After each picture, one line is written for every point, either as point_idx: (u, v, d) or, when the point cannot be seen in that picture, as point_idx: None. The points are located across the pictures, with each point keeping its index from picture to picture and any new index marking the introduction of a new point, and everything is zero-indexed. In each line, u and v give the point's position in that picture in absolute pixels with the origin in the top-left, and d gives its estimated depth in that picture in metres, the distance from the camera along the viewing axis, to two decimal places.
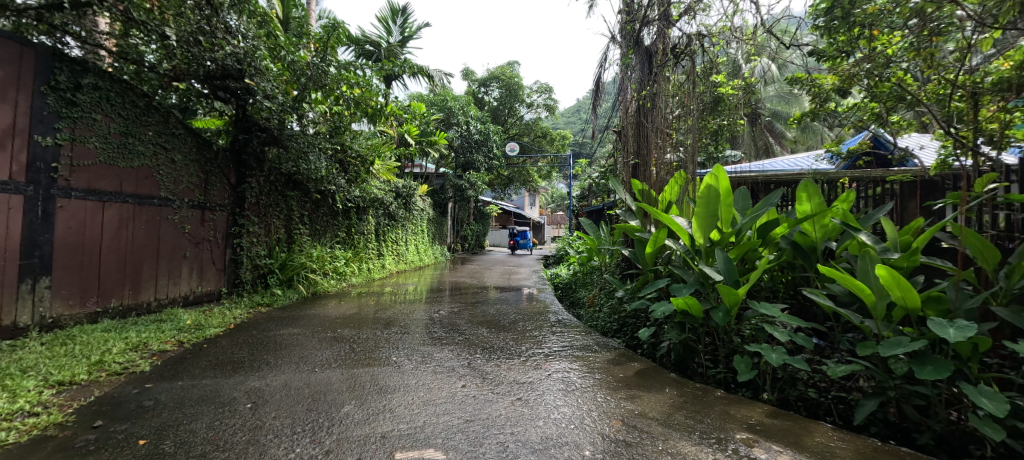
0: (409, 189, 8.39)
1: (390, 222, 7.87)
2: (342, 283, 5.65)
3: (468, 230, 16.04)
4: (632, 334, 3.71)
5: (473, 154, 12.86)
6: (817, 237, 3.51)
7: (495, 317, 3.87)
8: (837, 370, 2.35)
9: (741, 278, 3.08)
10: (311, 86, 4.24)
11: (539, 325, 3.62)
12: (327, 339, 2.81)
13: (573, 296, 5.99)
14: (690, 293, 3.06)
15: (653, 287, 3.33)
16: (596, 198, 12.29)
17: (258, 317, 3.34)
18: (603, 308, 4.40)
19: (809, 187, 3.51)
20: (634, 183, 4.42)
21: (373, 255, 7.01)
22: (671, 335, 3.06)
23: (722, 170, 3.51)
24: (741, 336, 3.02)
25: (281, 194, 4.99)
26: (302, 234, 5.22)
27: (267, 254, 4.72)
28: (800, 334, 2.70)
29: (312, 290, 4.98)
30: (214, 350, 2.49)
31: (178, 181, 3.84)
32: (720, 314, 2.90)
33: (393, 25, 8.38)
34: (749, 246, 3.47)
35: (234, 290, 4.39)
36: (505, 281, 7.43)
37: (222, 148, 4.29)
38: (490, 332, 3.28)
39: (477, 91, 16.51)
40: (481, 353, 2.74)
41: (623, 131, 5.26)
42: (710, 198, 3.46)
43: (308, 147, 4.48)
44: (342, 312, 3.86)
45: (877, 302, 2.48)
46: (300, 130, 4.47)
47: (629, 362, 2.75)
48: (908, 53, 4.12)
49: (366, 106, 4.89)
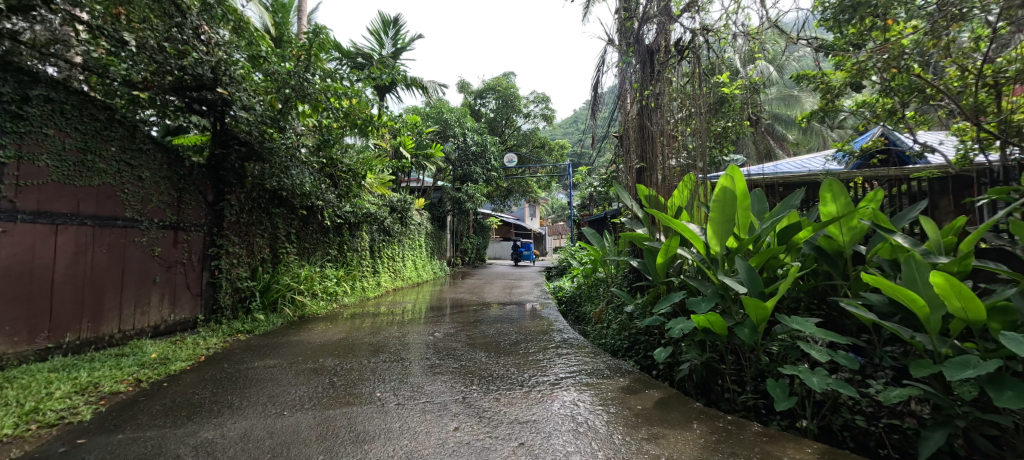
0: (405, 203, 8.13)
1: (385, 238, 7.60)
2: (333, 304, 5.38)
3: (468, 243, 15.75)
4: (645, 353, 3.42)
5: (471, 167, 12.66)
6: (844, 240, 3.29)
7: (494, 338, 3.57)
8: (892, 396, 2.19)
9: (766, 289, 2.81)
10: (294, 97, 4.04)
11: (543, 346, 3.31)
12: (305, 371, 2.52)
13: (577, 311, 5.69)
14: (710, 309, 2.79)
15: (668, 302, 3.05)
16: (597, 207, 12.03)
17: (234, 346, 3.06)
18: (611, 324, 4.10)
19: (834, 187, 3.28)
20: (639, 188, 4.13)
21: (368, 273, 6.74)
22: (691, 356, 2.78)
23: (737, 170, 3.22)
24: (770, 356, 2.75)
25: (266, 212, 4.73)
26: (288, 254, 4.95)
27: (249, 276, 4.44)
28: (841, 353, 2.45)
29: (300, 313, 4.70)
30: (173, 390, 2.19)
31: (146, 200, 3.58)
32: (747, 331, 2.63)
33: (385, 38, 8.21)
34: (771, 253, 3.21)
35: (212, 317, 4.10)
36: (506, 296, 7.13)
37: (199, 165, 4.04)
38: (488, 357, 2.97)
39: (474, 103, 16.39)
40: (478, 384, 2.43)
41: (624, 134, 5.01)
42: (726, 202, 3.19)
43: (292, 161, 4.25)
44: (330, 337, 3.57)
45: (932, 316, 2.31)
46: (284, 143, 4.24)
47: (646, 389, 2.46)
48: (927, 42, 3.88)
49: (354, 117, 4.68)
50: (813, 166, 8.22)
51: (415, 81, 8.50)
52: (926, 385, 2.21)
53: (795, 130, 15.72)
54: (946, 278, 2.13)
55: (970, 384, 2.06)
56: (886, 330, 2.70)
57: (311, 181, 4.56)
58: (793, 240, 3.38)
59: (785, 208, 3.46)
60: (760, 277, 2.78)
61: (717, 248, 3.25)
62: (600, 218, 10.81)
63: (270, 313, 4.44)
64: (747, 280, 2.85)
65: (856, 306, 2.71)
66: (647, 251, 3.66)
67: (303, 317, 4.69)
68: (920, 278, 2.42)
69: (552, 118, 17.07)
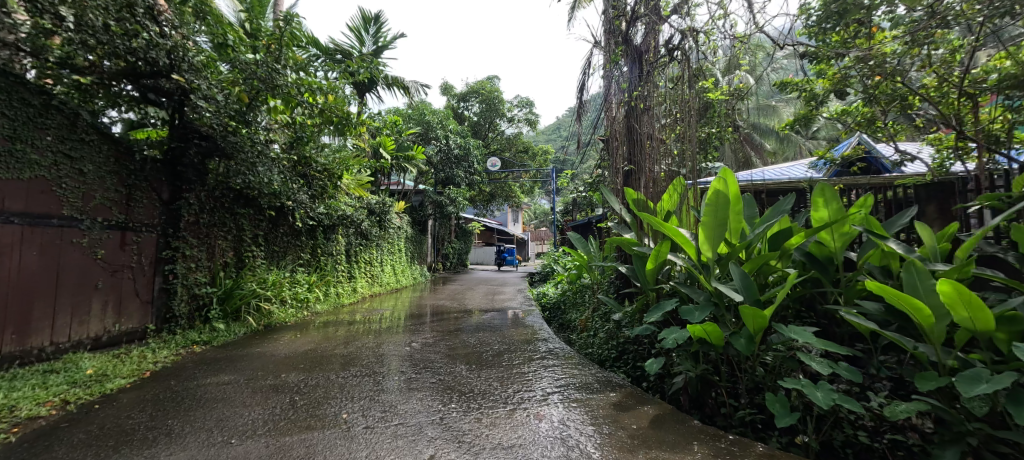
0: (384, 206, 7.85)
1: (362, 242, 7.29)
2: (304, 311, 5.07)
3: (450, 248, 15.45)
4: (634, 364, 3.24)
5: (453, 170, 12.47)
6: (836, 246, 3.20)
7: (476, 349, 3.34)
8: (898, 412, 2.05)
9: (761, 296, 2.67)
10: (262, 90, 3.78)
11: (527, 358, 3.11)
12: (263, 389, 2.27)
13: (562, 318, 5.50)
14: (704, 318, 2.63)
15: (659, 310, 2.89)
16: (580, 213, 11.94)
17: (187, 361, 2.77)
18: (597, 333, 3.92)
19: (826, 191, 3.18)
20: (627, 192, 3.99)
21: (343, 278, 6.42)
22: (685, 368, 2.61)
23: (730, 172, 3.09)
24: (767, 368, 2.59)
25: (230, 212, 4.41)
26: (255, 258, 4.64)
27: (209, 281, 4.12)
28: (842, 365, 2.32)
29: (265, 322, 4.39)
30: (104, 413, 1.91)
31: (88, 197, 3.25)
32: (743, 341, 2.48)
33: (365, 35, 7.95)
34: (765, 259, 3.08)
35: (165, 326, 3.75)
36: (488, 303, 6.91)
37: (154, 160, 3.72)
38: (469, 370, 2.75)
39: (457, 106, 16.18)
40: (457, 401, 2.21)
41: (611, 137, 4.88)
42: (718, 206, 3.05)
43: (254, 156, 3.94)
44: (297, 348, 3.30)
45: (936, 325, 2.18)
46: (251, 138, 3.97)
47: (639, 405, 2.28)
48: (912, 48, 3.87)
49: (328, 113, 4.44)
50: (794, 174, 8.27)
51: (396, 80, 8.26)
52: (934, 401, 2.07)
53: (773, 139, 16.01)
54: (954, 285, 2.00)
55: (981, 398, 1.94)
56: (884, 339, 2.59)
57: (279, 180, 4.28)
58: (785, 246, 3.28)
59: (776, 213, 3.34)
60: (755, 284, 2.65)
61: (709, 255, 3.10)
62: (583, 224, 10.71)
63: (232, 322, 4.11)
64: (742, 287, 2.71)
65: (855, 315, 2.58)
66: (636, 257, 3.50)
67: (269, 326, 4.38)
68: (921, 285, 2.30)
69: (535, 123, 17.00)
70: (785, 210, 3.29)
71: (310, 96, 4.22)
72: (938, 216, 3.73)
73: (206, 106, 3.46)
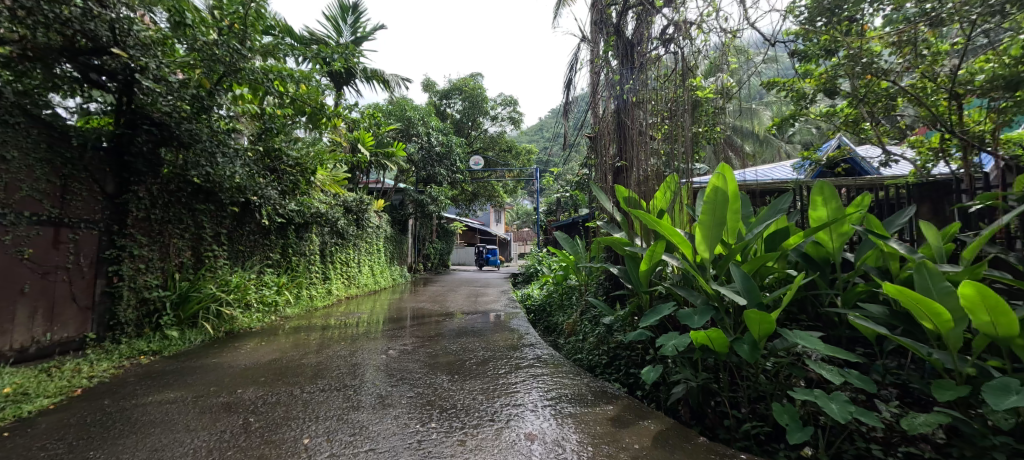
0: (362, 204, 7.50)
1: (338, 241, 6.94)
2: (272, 315, 4.73)
3: (431, 248, 15.09)
4: (627, 371, 3.03)
5: (435, 168, 12.18)
6: (833, 247, 3.07)
7: (459, 356, 3.09)
8: (918, 424, 1.88)
9: (764, 300, 2.49)
10: (224, 74, 3.52)
11: (513, 366, 2.86)
12: (213, 409, 1.98)
13: (548, 321, 5.27)
14: (704, 323, 2.44)
15: (656, 314, 2.68)
16: (565, 213, 11.79)
17: (129, 378, 2.45)
18: (587, 338, 3.71)
19: (825, 190, 3.04)
20: (618, 189, 3.79)
21: (316, 280, 6.06)
22: (684, 378, 2.40)
23: (728, 168, 2.92)
24: (771, 376, 2.41)
25: (189, 209, 4.02)
26: (217, 258, 4.28)
27: (161, 284, 3.72)
28: (853, 373, 2.14)
29: (226, 328, 4.03)
30: (12, 446, 1.62)
31: (11, 188, 2.77)
32: (747, 348, 2.29)
33: (343, 25, 7.60)
34: (765, 260, 2.92)
35: (108, 335, 3.37)
36: (470, 305, 6.64)
37: (96, 148, 3.31)
38: (451, 381, 2.50)
39: (439, 103, 15.84)
40: (439, 420, 1.96)
41: (599, 133, 4.69)
42: (717, 204, 2.86)
43: (212, 144, 3.62)
44: (259, 357, 2.99)
45: (953, 330, 2.02)
46: (211, 127, 3.64)
47: (638, 420, 2.06)
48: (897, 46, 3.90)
49: (300, 103, 4.30)
50: (778, 175, 8.27)
51: (376, 73, 7.92)
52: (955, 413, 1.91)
53: (752, 141, 16.18)
54: (977, 288, 1.83)
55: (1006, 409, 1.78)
56: (890, 343, 2.43)
57: (244, 174, 3.96)
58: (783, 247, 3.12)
59: (774, 212, 3.18)
60: (758, 287, 2.47)
61: (706, 256, 2.92)
62: (567, 225, 10.57)
63: (187, 329, 3.75)
64: (743, 290, 2.53)
65: (861, 319, 2.41)
66: (629, 258, 3.29)
67: (230, 333, 4.03)
68: (934, 287, 2.15)
69: (519, 121, 16.79)
70: (783, 209, 3.13)
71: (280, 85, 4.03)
72: (930, 217, 3.64)
73: (155, 87, 3.13)
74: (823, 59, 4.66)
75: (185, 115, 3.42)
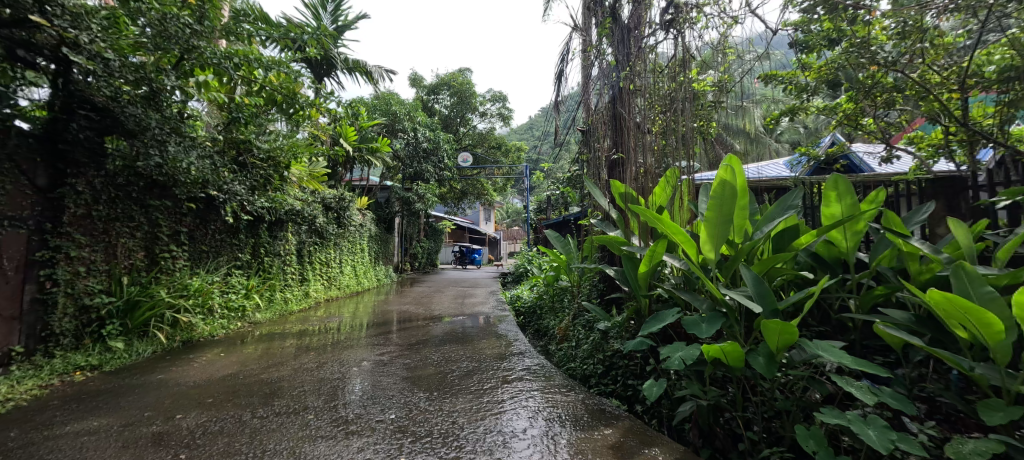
0: (342, 202, 7.14)
1: (317, 241, 6.56)
2: (240, 321, 4.37)
3: (419, 247, 14.71)
4: (625, 383, 2.76)
5: (422, 164, 11.82)
6: (847, 246, 2.83)
7: (440, 368, 2.79)
8: (965, 452, 1.63)
9: (779, 306, 2.23)
10: (183, 57, 3.30)
11: (500, 380, 2.57)
12: (139, 444, 1.66)
13: (538, 325, 4.98)
14: (714, 333, 2.17)
15: (658, 321, 2.40)
16: (555, 211, 11.53)
17: (52, 402, 2.11)
18: (581, 344, 3.43)
19: (839, 184, 2.77)
20: (613, 183, 3.51)
21: (292, 282, 5.69)
22: (691, 395, 2.13)
23: (736, 160, 2.64)
24: (788, 392, 2.15)
25: (140, 205, 3.57)
26: (177, 259, 3.92)
27: (106, 290, 3.26)
28: (886, 391, 1.88)
29: (183, 337, 3.64)
30: None
31: None
32: (763, 362, 2.02)
33: (323, 13, 7.23)
34: (776, 260, 2.66)
35: (41, 347, 2.90)
36: (456, 308, 6.31)
37: (24, 133, 2.87)
38: (429, 400, 2.20)
39: (426, 99, 15.48)
40: (409, 452, 1.66)
41: (592, 126, 4.42)
42: (724, 200, 2.58)
43: (164, 132, 3.28)
44: (215, 371, 2.65)
45: (1002, 341, 1.78)
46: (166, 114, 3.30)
47: (643, 448, 1.78)
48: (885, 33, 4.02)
49: (271, 93, 4.24)
50: (772, 172, 8.10)
51: (358, 64, 7.58)
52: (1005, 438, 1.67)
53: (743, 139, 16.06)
54: None
55: None
56: (918, 353, 2.19)
57: (203, 168, 3.63)
58: (793, 246, 2.86)
59: (782, 208, 2.92)
60: (772, 293, 2.22)
61: (712, 257, 2.65)
62: (557, 223, 10.29)
63: (136, 339, 3.37)
64: (755, 295, 2.27)
65: (887, 326, 2.16)
66: (626, 259, 3.03)
67: (188, 342, 3.66)
68: (974, 291, 1.91)
69: (508, 118, 16.49)
70: (793, 205, 2.86)
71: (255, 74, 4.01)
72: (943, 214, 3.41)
73: (86, 63, 2.76)
74: (825, 50, 4.48)
75: (128, 97, 3.11)
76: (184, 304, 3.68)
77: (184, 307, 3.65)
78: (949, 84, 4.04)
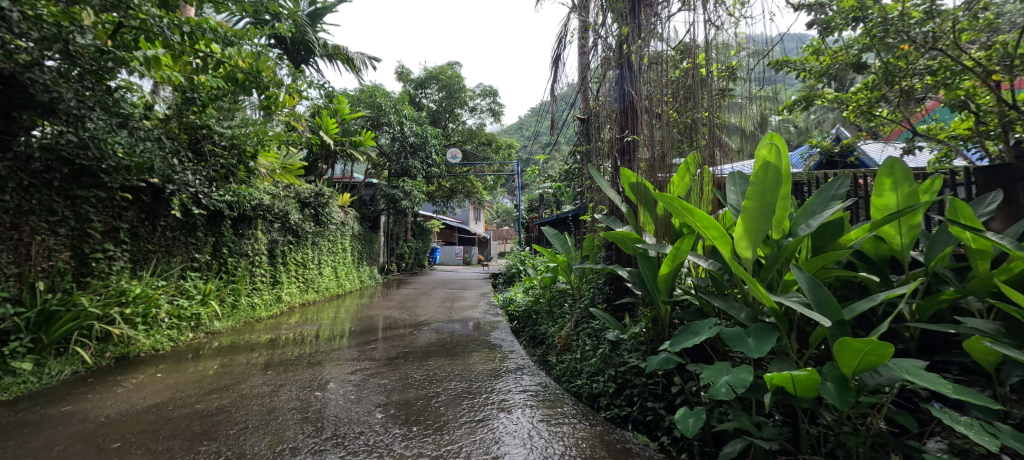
0: (320, 198, 6.59)
1: (290, 240, 6.00)
2: (193, 331, 3.83)
3: (405, 247, 14.11)
4: (644, 406, 2.30)
5: (409, 160, 11.34)
6: (901, 242, 2.42)
7: (423, 392, 2.30)
8: None
9: (844, 317, 1.79)
10: (124, 24, 3.07)
11: (496, 409, 2.08)
12: None
13: (533, 332, 4.50)
14: (766, 350, 1.72)
15: (690, 336, 1.96)
16: (548, 210, 11.10)
17: None
18: (587, 357, 2.96)
19: (895, 170, 2.34)
20: (623, 171, 3.05)
21: (261, 285, 5.13)
22: (739, 431, 1.67)
23: (779, 139, 2.20)
24: (858, 426, 1.70)
25: (66, 197, 3.04)
26: (115, 260, 3.38)
27: (14, 299, 2.73)
28: (1003, 430, 1.44)
29: (116, 352, 3.11)
30: None
31: None
32: (835, 389, 1.57)
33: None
34: (824, 260, 2.24)
35: None
36: (444, 313, 5.82)
37: None
38: (403, 441, 1.71)
39: (414, 94, 14.97)
40: None
41: (594, 112, 3.97)
42: (766, 187, 2.14)
43: (80, 103, 2.90)
44: (141, 397, 2.14)
45: None
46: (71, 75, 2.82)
47: None
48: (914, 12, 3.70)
49: (232, 71, 3.75)
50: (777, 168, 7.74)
51: (339, 50, 7.09)
52: None
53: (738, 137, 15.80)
54: None
55: None
56: (1016, 376, 1.76)
57: (139, 150, 3.33)
58: (839, 242, 2.44)
59: (824, 199, 2.49)
60: (836, 302, 1.79)
61: (750, 256, 2.21)
62: (550, 222, 9.84)
63: (52, 357, 2.81)
64: (813, 302, 1.85)
65: (986, 341, 1.73)
66: (641, 258, 2.58)
67: (124, 359, 3.12)
68: None
69: (499, 114, 16.06)
70: (839, 195, 2.44)
71: (222, 54, 3.57)
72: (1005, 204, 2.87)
73: None
74: (847, 30, 4.09)
75: (35, 59, 2.66)
76: (115, 314, 3.12)
77: (118, 317, 3.11)
78: (986, 66, 3.67)
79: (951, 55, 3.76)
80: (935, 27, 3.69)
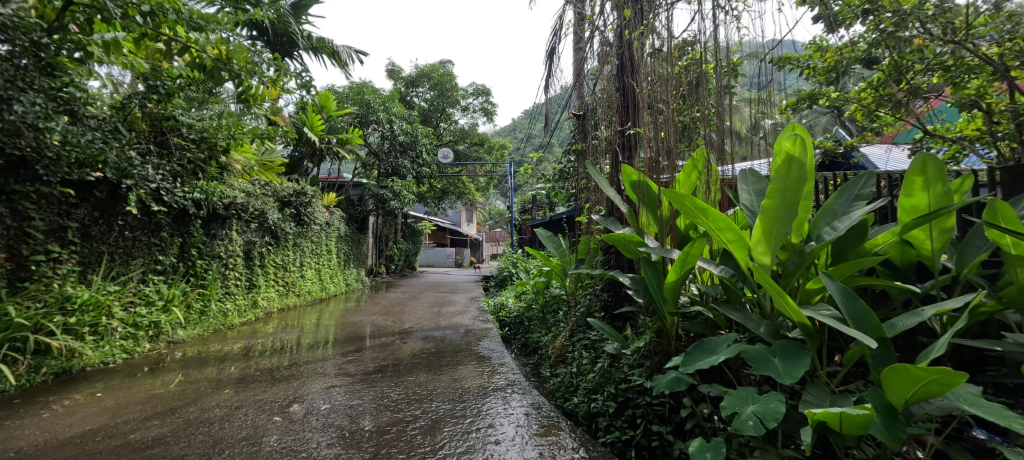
0: (302, 197, 6.29)
1: (268, 242, 5.67)
2: (148, 343, 3.50)
3: (395, 249, 13.80)
4: (649, 431, 2.04)
5: (399, 159, 11.05)
6: (931, 247, 2.18)
7: (400, 416, 2.02)
8: None
9: (887, 336, 1.54)
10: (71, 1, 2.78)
11: (483, 438, 1.81)
12: None
13: (525, 340, 4.23)
14: (799, 374, 1.47)
15: (704, 357, 1.71)
16: (540, 211, 10.85)
17: None
18: (584, 372, 2.70)
19: (928, 167, 2.10)
20: (625, 169, 2.80)
21: (234, 289, 4.82)
22: None
23: (803, 131, 1.98)
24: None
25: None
26: (59, 264, 3.06)
27: None
28: None
29: (56, 367, 2.78)
30: None
31: None
32: (884, 426, 1.32)
33: None
34: (850, 268, 2.00)
35: None
36: (431, 319, 5.53)
37: None
38: None
39: (405, 92, 14.68)
40: None
41: (590, 107, 3.73)
42: (789, 184, 1.90)
43: (8, 84, 2.63)
44: (65, 425, 1.84)
45: None
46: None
47: None
48: (927, 4, 3.50)
49: (199, 57, 3.47)
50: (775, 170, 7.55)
51: (323, 43, 6.80)
52: None
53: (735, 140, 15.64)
54: None
55: None
56: None
57: (87, 141, 3.07)
58: (863, 247, 2.20)
59: (846, 199, 2.25)
60: (876, 317, 1.55)
61: (769, 262, 1.97)
62: (543, 223, 9.60)
63: None
64: (848, 317, 1.61)
65: None
66: (644, 263, 2.33)
67: (64, 375, 2.80)
68: None
69: (492, 114, 15.80)
70: (864, 194, 2.19)
71: (189, 39, 3.26)
72: None
73: None
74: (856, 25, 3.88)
75: None
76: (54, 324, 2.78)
77: (57, 328, 2.79)
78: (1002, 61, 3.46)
79: (965, 51, 3.57)
80: (949, 20, 3.49)
